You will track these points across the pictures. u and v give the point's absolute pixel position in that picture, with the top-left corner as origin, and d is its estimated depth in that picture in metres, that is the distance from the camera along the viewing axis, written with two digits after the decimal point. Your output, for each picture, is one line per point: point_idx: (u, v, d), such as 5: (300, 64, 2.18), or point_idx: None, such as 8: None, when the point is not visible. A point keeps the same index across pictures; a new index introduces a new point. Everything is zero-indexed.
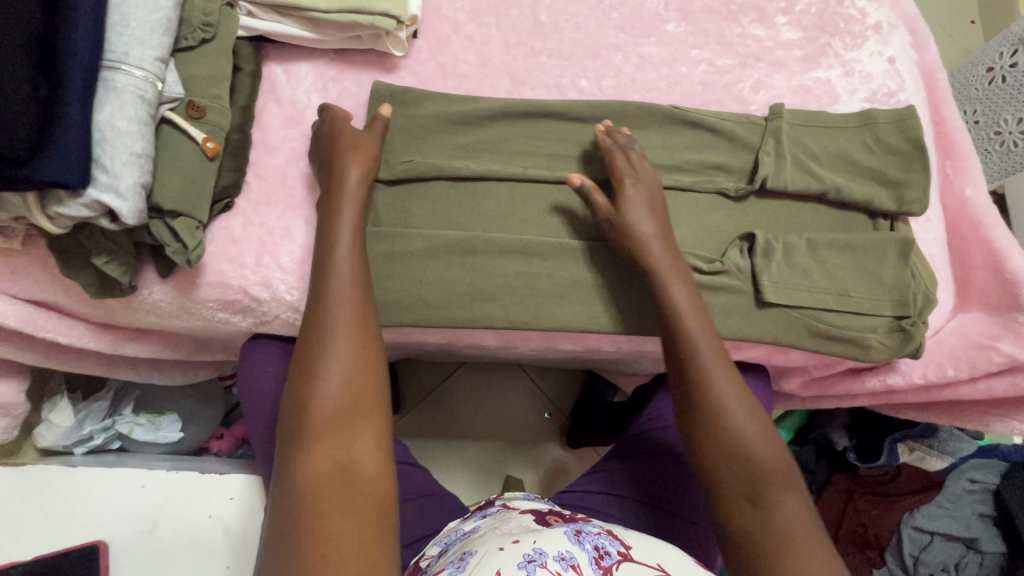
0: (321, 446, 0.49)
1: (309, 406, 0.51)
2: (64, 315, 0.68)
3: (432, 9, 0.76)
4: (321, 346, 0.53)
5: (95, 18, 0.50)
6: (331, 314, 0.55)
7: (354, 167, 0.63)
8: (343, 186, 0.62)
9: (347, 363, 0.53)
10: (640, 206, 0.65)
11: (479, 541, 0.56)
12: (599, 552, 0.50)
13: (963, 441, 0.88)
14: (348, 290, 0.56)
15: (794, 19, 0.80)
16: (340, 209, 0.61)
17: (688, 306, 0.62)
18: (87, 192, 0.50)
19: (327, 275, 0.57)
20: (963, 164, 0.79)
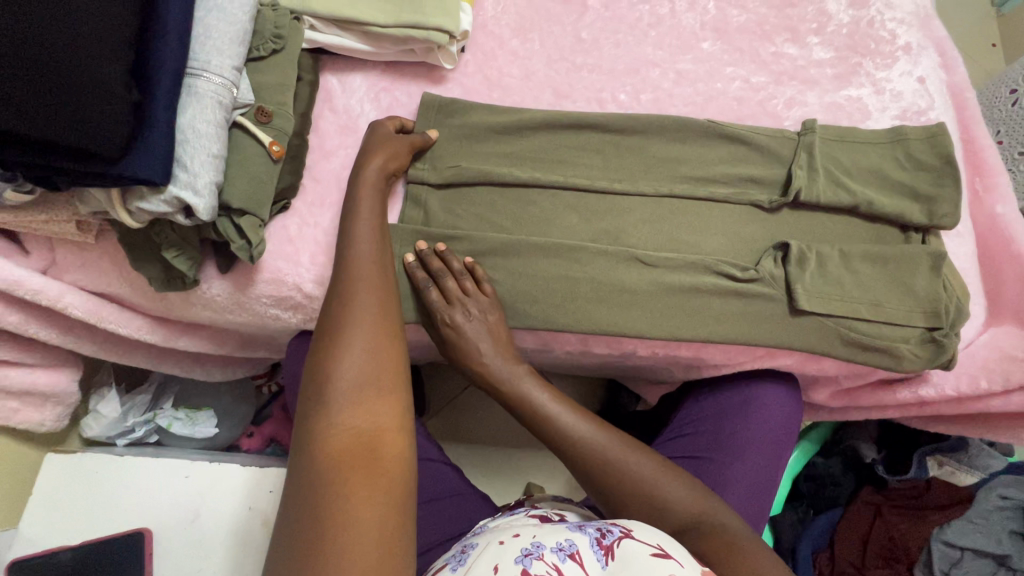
0: (347, 418, 0.49)
1: (333, 379, 0.50)
2: (124, 307, 0.72)
3: (479, 25, 0.80)
4: (346, 323, 0.54)
5: (183, 31, 0.55)
6: (355, 297, 0.56)
7: (372, 169, 0.65)
8: (362, 184, 0.65)
9: (368, 343, 0.53)
10: (459, 349, 0.68)
11: (479, 535, 0.58)
12: (601, 532, 0.52)
13: (993, 458, 0.93)
14: (370, 273, 0.58)
15: (825, 39, 0.83)
16: (356, 207, 0.63)
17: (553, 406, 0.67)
18: (168, 189, 0.54)
19: (354, 263, 0.59)
20: (993, 181, 0.81)
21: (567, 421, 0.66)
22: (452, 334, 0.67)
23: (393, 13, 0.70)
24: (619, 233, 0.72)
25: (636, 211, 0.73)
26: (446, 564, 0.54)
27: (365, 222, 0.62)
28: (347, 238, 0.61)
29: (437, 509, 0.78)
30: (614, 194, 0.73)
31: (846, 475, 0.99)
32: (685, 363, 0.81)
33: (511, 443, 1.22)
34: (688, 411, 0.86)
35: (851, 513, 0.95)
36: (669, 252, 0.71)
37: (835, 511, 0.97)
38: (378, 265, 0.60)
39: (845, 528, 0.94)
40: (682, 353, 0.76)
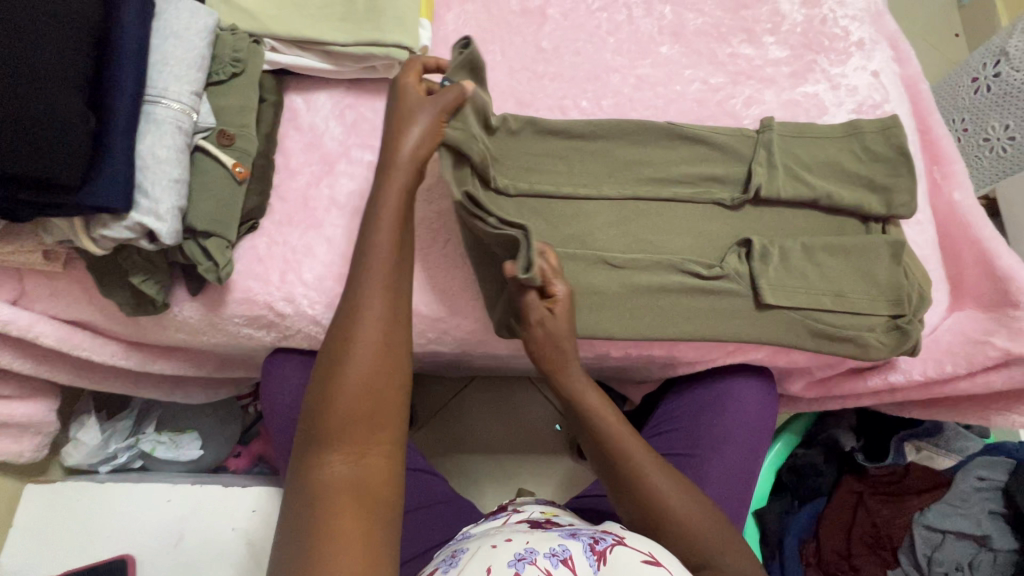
0: (339, 449, 0.52)
1: (327, 415, 0.53)
2: (97, 334, 0.72)
3: (441, 39, 0.81)
4: (340, 357, 0.54)
5: (140, 59, 0.56)
6: (351, 327, 0.55)
7: (413, 136, 0.63)
8: (402, 154, 0.62)
9: (360, 379, 0.54)
10: (565, 316, 0.65)
11: (473, 540, 0.59)
12: (594, 538, 0.53)
13: (969, 440, 0.94)
14: (382, 287, 0.57)
15: (780, 39, 0.85)
16: (387, 192, 0.61)
17: (595, 404, 0.68)
18: (130, 216, 0.54)
19: (370, 267, 0.58)
20: (950, 169, 0.83)
21: (606, 417, 0.67)
22: (561, 303, 0.65)
23: (353, 31, 0.71)
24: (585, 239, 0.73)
25: (602, 214, 0.74)
26: (437, 568, 0.55)
27: (383, 219, 0.60)
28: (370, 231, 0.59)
29: (417, 519, 0.78)
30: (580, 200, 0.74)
31: (828, 466, 0.99)
32: (660, 361, 0.82)
33: (499, 449, 1.22)
34: (666, 408, 0.87)
35: (834, 503, 0.96)
36: (637, 254, 0.72)
37: (819, 501, 0.98)
38: (388, 286, 0.57)
39: (831, 520, 0.94)
40: (655, 351, 0.78)
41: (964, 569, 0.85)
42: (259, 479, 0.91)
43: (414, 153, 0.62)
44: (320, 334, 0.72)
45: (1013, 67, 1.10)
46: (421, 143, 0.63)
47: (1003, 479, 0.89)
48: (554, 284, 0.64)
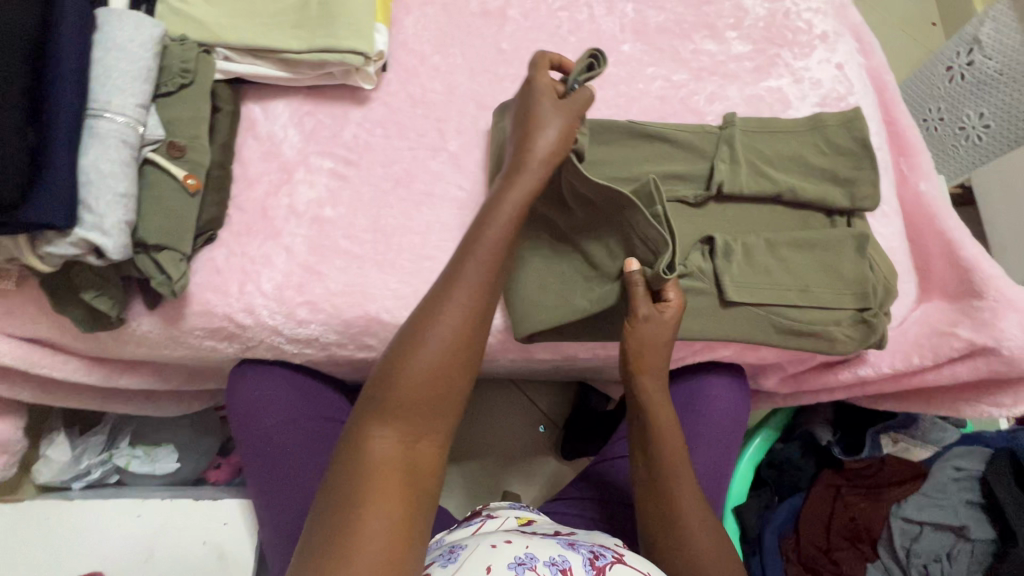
0: (391, 426, 0.52)
1: (394, 395, 0.52)
2: (58, 351, 0.72)
3: (399, 44, 0.80)
4: (418, 341, 0.53)
5: (79, 73, 0.55)
6: (437, 314, 0.54)
7: (547, 139, 0.62)
8: (530, 158, 0.61)
9: (432, 368, 0.53)
10: (666, 327, 0.66)
11: (469, 536, 0.59)
12: (593, 553, 0.55)
13: (946, 430, 0.96)
14: (479, 276, 0.56)
15: (743, 34, 0.84)
16: (511, 189, 0.60)
17: (661, 402, 0.69)
18: (74, 232, 0.54)
19: (468, 252, 0.57)
20: (916, 160, 0.82)
21: (659, 411, 0.69)
22: (670, 314, 0.66)
23: (306, 39, 0.70)
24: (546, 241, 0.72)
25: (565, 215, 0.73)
26: (433, 562, 0.56)
27: (500, 216, 0.58)
28: (487, 218, 0.58)
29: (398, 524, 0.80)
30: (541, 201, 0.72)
31: (806, 460, 1.01)
32: None
33: (484, 452, 1.21)
34: None
35: (813, 498, 0.96)
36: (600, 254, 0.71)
37: (797, 497, 0.98)
38: (486, 286, 0.56)
39: (809, 513, 0.94)
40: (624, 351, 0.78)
41: (942, 560, 0.84)
42: (235, 490, 0.91)
43: (546, 156, 0.61)
44: (283, 345, 0.71)
45: (985, 55, 1.10)
46: (556, 148, 0.62)
47: (979, 468, 0.88)
48: (671, 296, 0.65)
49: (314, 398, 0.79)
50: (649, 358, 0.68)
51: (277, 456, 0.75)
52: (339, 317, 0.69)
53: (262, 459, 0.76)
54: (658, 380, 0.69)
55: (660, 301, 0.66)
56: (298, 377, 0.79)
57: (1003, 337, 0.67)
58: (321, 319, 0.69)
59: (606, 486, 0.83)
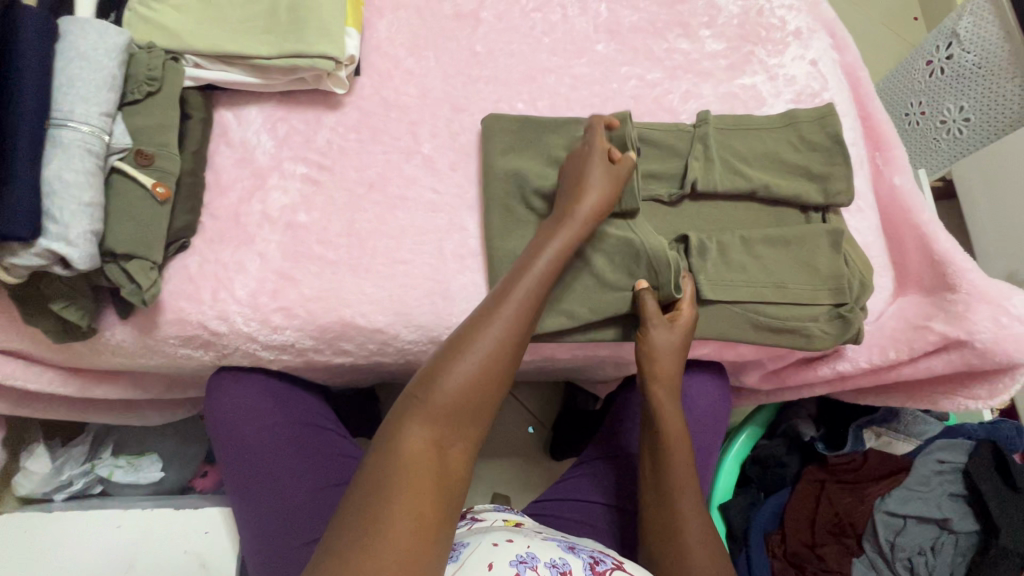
0: (427, 425, 0.52)
1: (436, 397, 0.53)
2: (31, 362, 0.71)
3: (373, 47, 0.80)
4: (461, 350, 0.55)
5: (40, 84, 0.55)
6: (481, 328, 0.57)
7: (595, 186, 0.66)
8: (582, 204, 0.65)
9: (472, 379, 0.54)
10: (677, 336, 0.68)
11: (465, 536, 0.59)
12: (594, 559, 0.56)
13: (928, 422, 0.96)
14: (521, 297, 0.59)
15: (717, 31, 0.84)
16: (559, 230, 0.64)
17: (672, 410, 0.69)
18: (38, 242, 0.53)
19: (513, 276, 0.61)
20: (891, 155, 0.83)
21: (671, 427, 0.69)
22: (681, 325, 0.68)
23: (276, 44, 0.70)
24: (516, 242, 0.70)
25: (536, 214, 0.72)
26: None
27: (548, 245, 0.62)
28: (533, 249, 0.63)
29: None
30: (513, 201, 0.72)
31: (790, 455, 1.01)
32: (610, 360, 0.82)
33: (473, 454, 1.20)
34: (624, 409, 0.85)
35: (797, 493, 0.96)
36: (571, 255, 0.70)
37: (782, 493, 0.98)
38: (529, 312, 0.59)
39: (792, 509, 0.95)
40: (603, 351, 0.78)
41: (926, 553, 0.85)
42: (218, 498, 0.91)
43: (599, 204, 0.65)
44: (259, 351, 0.71)
45: (964, 49, 1.08)
46: (606, 200, 0.66)
47: (962, 461, 0.88)
48: (682, 308, 0.69)
49: (294, 405, 0.79)
50: (663, 373, 0.68)
51: (254, 463, 0.75)
52: (314, 323, 0.69)
53: (238, 466, 0.75)
54: (672, 396, 0.69)
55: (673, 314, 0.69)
56: (277, 384, 0.79)
57: (975, 330, 0.68)
58: (295, 325, 0.69)
59: (585, 488, 0.81)
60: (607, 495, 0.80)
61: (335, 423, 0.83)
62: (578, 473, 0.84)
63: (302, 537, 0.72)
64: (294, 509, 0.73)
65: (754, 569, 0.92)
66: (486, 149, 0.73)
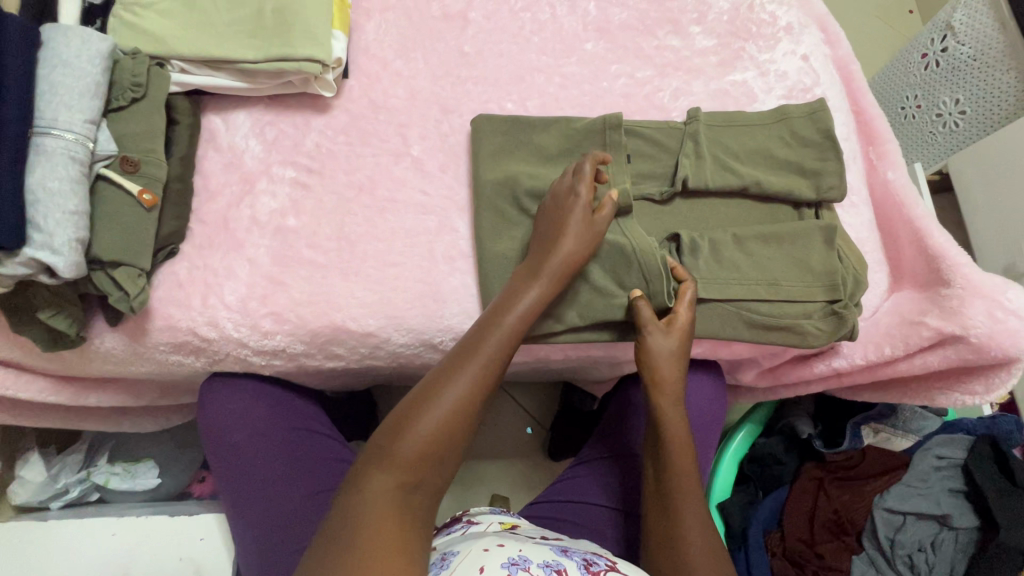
0: (389, 478, 0.51)
1: (399, 449, 0.52)
2: (23, 371, 0.71)
3: (361, 50, 0.79)
4: (424, 403, 0.55)
5: (22, 92, 0.55)
6: (446, 380, 0.56)
7: (570, 238, 0.64)
8: (554, 256, 0.64)
9: (434, 433, 0.54)
10: (673, 339, 0.66)
11: (458, 543, 0.58)
12: (587, 561, 0.55)
13: (927, 419, 0.96)
14: (489, 349, 0.58)
15: (707, 28, 0.84)
16: (532, 283, 0.63)
17: (676, 418, 0.67)
18: (23, 251, 0.53)
19: (481, 326, 0.60)
20: (885, 149, 0.82)
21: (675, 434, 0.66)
22: (676, 329, 0.66)
23: (262, 48, 0.70)
24: (507, 244, 0.70)
25: (527, 215, 0.71)
26: None
27: (520, 295, 0.62)
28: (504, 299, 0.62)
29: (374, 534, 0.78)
30: (504, 202, 0.71)
31: (788, 454, 1.00)
32: (604, 360, 0.81)
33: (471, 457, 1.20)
34: (622, 408, 0.84)
35: (796, 490, 0.95)
36: None
37: (782, 490, 0.98)
38: (496, 365, 0.58)
39: (791, 506, 0.94)
40: (596, 351, 0.77)
41: (926, 550, 0.84)
42: (214, 504, 0.91)
43: (573, 258, 0.64)
44: (250, 357, 0.71)
45: (959, 41, 1.07)
46: (583, 254, 0.65)
47: (960, 456, 0.88)
48: (680, 310, 0.67)
49: (287, 410, 0.79)
50: (664, 383, 0.67)
51: (248, 469, 0.74)
52: (304, 327, 0.68)
53: (232, 472, 0.75)
54: (676, 404, 0.67)
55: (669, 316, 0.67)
56: (270, 389, 0.78)
57: (970, 324, 0.67)
58: (286, 330, 0.68)
59: (585, 489, 0.79)
60: (608, 496, 0.78)
61: (329, 426, 0.82)
62: (576, 473, 0.81)
63: (297, 542, 0.72)
64: (289, 514, 0.72)
65: (753, 568, 0.92)
66: (476, 150, 0.73)
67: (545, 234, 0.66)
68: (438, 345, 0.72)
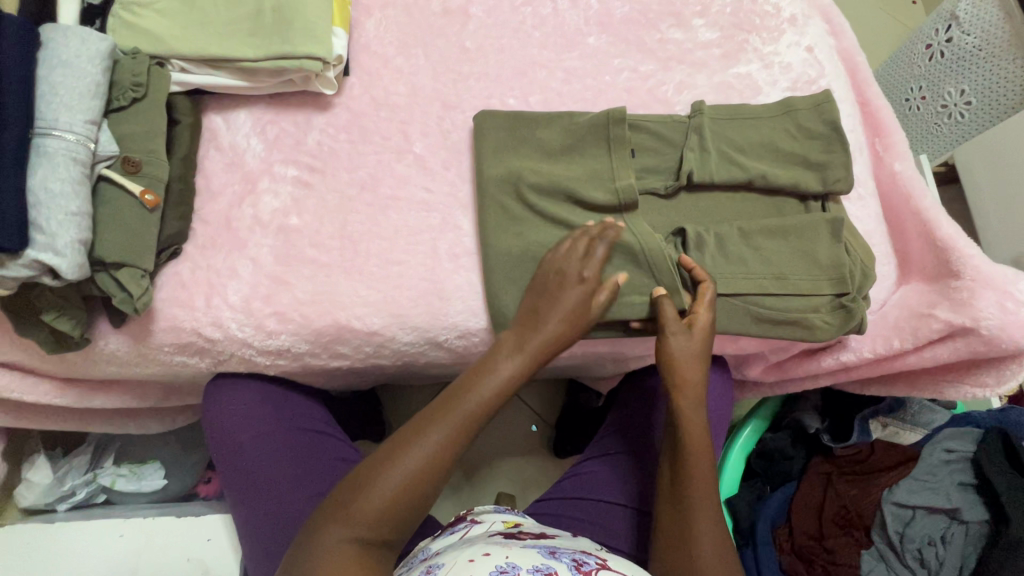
0: (347, 531, 0.53)
1: (359, 505, 0.54)
2: (28, 374, 0.71)
3: (362, 47, 0.79)
4: (388, 462, 0.56)
5: (23, 94, 0.54)
6: (412, 441, 0.57)
7: (558, 317, 0.64)
8: (541, 328, 0.64)
9: (396, 492, 0.55)
10: (697, 339, 0.66)
11: (444, 553, 0.57)
12: (577, 562, 0.54)
13: (935, 412, 0.96)
14: (461, 417, 0.59)
15: (710, 20, 0.83)
16: (507, 346, 0.64)
17: (695, 420, 0.65)
18: (26, 253, 0.53)
19: (457, 392, 0.61)
20: (891, 140, 0.81)
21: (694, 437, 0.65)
22: (699, 327, 0.66)
23: (263, 46, 0.69)
24: (510, 240, 0.69)
25: (530, 211, 0.70)
26: None
27: (502, 362, 0.62)
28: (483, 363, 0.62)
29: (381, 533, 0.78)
30: (507, 198, 0.70)
31: (796, 448, 1.00)
32: (610, 356, 0.81)
33: (476, 455, 1.19)
34: (631, 404, 0.83)
35: (804, 485, 0.95)
36: None
37: (790, 485, 0.97)
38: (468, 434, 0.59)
39: (799, 500, 0.94)
40: (601, 347, 0.77)
41: (936, 544, 0.83)
42: (220, 504, 0.91)
43: (559, 346, 0.64)
44: (255, 357, 0.70)
45: (963, 31, 1.07)
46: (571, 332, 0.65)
47: (971, 449, 0.87)
48: (699, 311, 0.67)
49: (292, 410, 0.78)
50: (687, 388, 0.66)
51: (253, 471, 0.74)
52: (309, 327, 0.68)
53: (238, 474, 0.75)
54: (699, 406, 0.66)
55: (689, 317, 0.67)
56: (274, 389, 0.78)
57: (981, 317, 0.66)
58: (290, 329, 0.68)
59: (594, 485, 0.78)
60: (616, 493, 0.77)
61: (334, 426, 0.82)
62: (584, 469, 0.81)
63: None
64: (295, 515, 0.72)
65: (761, 564, 0.92)
66: (478, 146, 0.72)
67: (535, 310, 0.65)
68: (443, 343, 0.71)
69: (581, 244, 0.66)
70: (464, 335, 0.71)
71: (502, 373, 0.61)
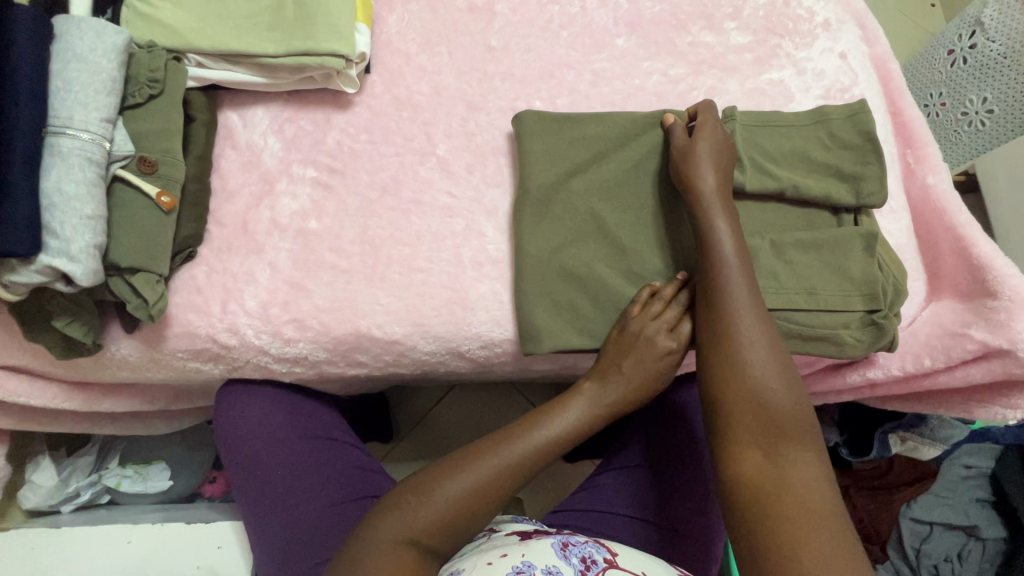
0: (397, 537, 0.53)
1: (414, 516, 0.53)
2: (35, 377, 0.70)
3: (383, 43, 0.76)
4: (447, 476, 0.56)
5: (35, 91, 0.52)
6: (468, 464, 0.57)
7: (631, 368, 0.63)
8: (614, 373, 0.63)
9: (452, 504, 0.54)
10: (710, 145, 0.65)
11: (459, 557, 0.57)
12: (585, 563, 0.52)
13: (956, 427, 0.86)
14: (526, 458, 0.58)
15: (742, 24, 0.81)
16: (576, 394, 0.63)
17: (726, 241, 0.60)
18: (39, 259, 0.51)
19: (525, 431, 0.60)
20: (923, 152, 0.79)
21: (725, 260, 0.60)
22: (708, 135, 0.66)
23: (284, 41, 0.66)
24: (541, 247, 0.67)
25: (558, 217, 0.68)
26: None
27: (575, 407, 0.62)
28: (556, 406, 0.63)
29: None
30: (535, 204, 0.68)
31: None
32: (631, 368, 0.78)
33: None
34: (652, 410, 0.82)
35: None
36: (602, 262, 0.67)
37: None
38: (528, 473, 0.59)
39: None
40: None
41: (952, 560, 0.84)
42: (228, 508, 0.89)
43: (633, 405, 0.64)
44: (270, 364, 0.68)
45: (988, 38, 1.03)
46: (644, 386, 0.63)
47: (988, 465, 0.87)
48: (706, 127, 0.66)
49: (303, 415, 0.76)
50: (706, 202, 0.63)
51: (263, 479, 0.72)
52: (328, 335, 0.66)
53: (249, 482, 0.73)
54: (731, 228, 0.62)
55: (698, 127, 0.67)
56: (284, 395, 0.76)
57: (1018, 338, 0.65)
58: (309, 337, 0.66)
59: (610, 496, 0.77)
60: (631, 505, 0.76)
61: (348, 433, 0.80)
62: (600, 481, 0.79)
63: (318, 553, 0.69)
64: (311, 526, 0.70)
65: None
66: None
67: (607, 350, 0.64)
68: (465, 352, 0.69)
69: (669, 313, 0.63)
70: (488, 345, 0.69)
71: (565, 421, 0.61)
